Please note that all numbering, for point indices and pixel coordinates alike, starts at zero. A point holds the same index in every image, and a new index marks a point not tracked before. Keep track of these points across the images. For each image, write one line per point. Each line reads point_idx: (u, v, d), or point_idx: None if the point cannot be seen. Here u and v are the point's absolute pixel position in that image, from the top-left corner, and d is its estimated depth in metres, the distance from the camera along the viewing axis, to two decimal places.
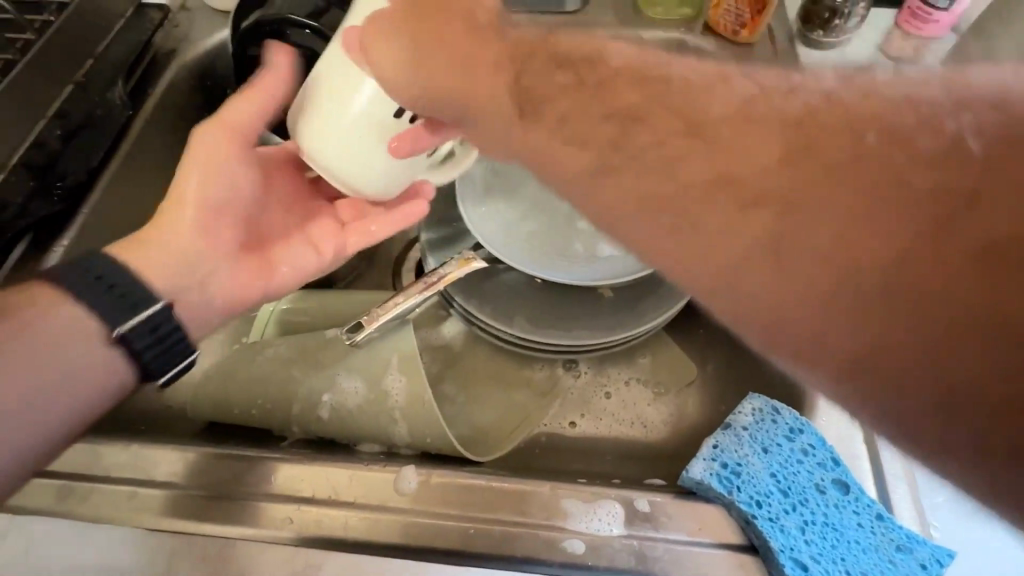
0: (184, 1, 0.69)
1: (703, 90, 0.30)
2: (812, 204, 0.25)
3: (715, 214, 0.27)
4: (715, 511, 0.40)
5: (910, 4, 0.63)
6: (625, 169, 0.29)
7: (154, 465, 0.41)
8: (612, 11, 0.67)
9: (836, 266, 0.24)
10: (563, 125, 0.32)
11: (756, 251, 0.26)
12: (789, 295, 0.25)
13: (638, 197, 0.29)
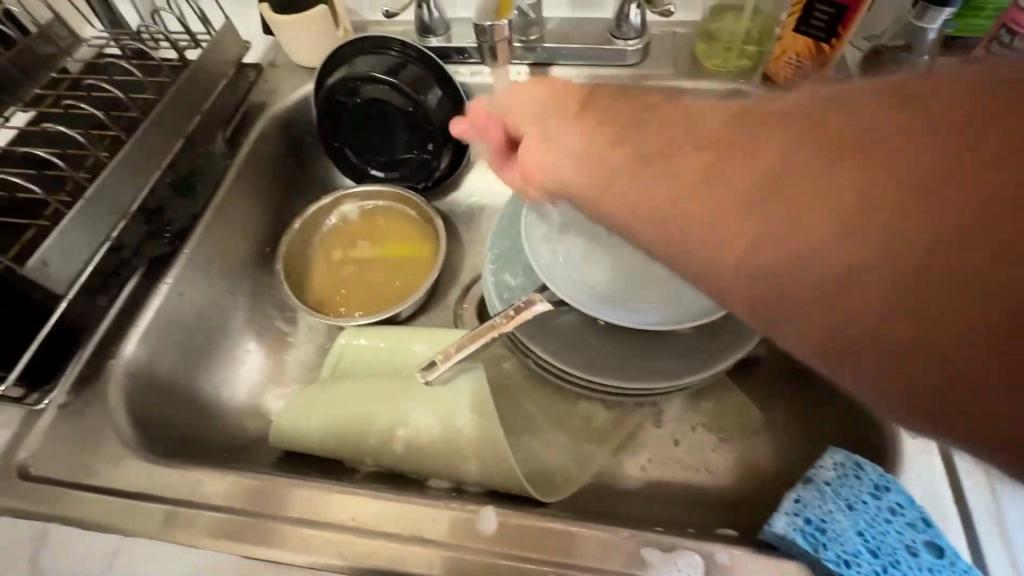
0: (273, 61, 0.76)
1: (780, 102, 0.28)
2: (820, 171, 0.24)
3: (727, 180, 0.27)
4: (798, 567, 0.38)
5: (976, 53, 0.57)
6: (661, 139, 0.31)
7: (250, 494, 0.44)
8: (671, 61, 0.69)
9: (843, 247, 0.23)
10: (603, 114, 0.36)
11: (759, 209, 0.26)
12: (790, 248, 0.24)
13: (650, 171, 0.31)
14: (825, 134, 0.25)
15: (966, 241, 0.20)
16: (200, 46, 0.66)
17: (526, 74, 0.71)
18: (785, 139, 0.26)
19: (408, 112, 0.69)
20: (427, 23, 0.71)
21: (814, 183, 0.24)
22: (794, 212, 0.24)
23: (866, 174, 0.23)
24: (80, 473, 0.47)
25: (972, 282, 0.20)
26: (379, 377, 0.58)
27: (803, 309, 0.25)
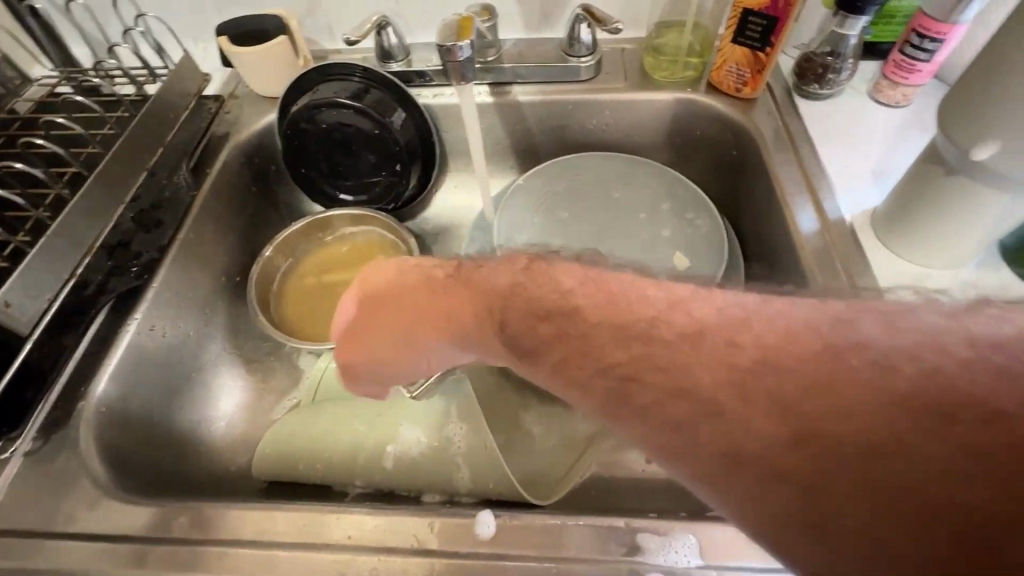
0: (234, 92, 0.77)
1: (729, 317, 0.31)
2: (811, 405, 0.26)
3: (740, 411, 0.28)
4: None
5: (893, 56, 0.63)
6: (648, 379, 0.30)
7: (240, 524, 0.43)
8: (623, 75, 0.74)
9: (849, 467, 0.25)
10: (567, 371, 0.33)
11: (775, 451, 0.26)
12: (805, 482, 0.26)
13: (657, 405, 0.30)
14: (802, 374, 0.27)
15: (896, 446, 0.24)
16: (160, 79, 0.66)
17: (486, 94, 0.74)
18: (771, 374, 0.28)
19: (373, 133, 0.70)
20: (387, 49, 0.73)
21: (758, 393, 0.28)
22: (759, 425, 0.27)
23: (768, 409, 0.27)
24: (48, 523, 0.45)
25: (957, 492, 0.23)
26: (363, 397, 0.58)
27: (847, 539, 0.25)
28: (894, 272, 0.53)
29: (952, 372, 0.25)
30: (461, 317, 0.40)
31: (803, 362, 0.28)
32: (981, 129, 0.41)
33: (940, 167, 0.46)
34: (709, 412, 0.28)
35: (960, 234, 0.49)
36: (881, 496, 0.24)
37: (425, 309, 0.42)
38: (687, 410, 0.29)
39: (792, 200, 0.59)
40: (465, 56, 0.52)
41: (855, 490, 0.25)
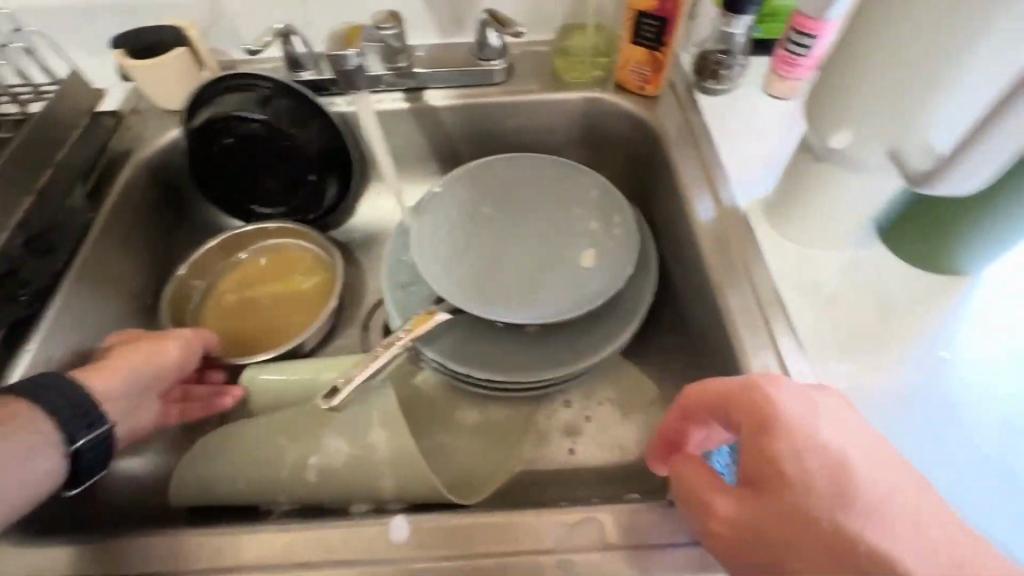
0: (135, 106, 0.73)
1: (813, 457, 0.35)
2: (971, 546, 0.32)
3: (790, 540, 0.34)
4: None
5: (778, 52, 0.67)
6: (750, 497, 0.36)
7: (148, 556, 0.42)
8: (535, 77, 0.75)
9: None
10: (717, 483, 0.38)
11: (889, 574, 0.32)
12: None
13: (750, 524, 0.36)
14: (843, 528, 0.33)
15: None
16: (44, 97, 0.63)
17: (400, 100, 0.74)
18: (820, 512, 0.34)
19: (283, 145, 0.69)
20: (295, 57, 0.72)
21: (868, 529, 0.32)
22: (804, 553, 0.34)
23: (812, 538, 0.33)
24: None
25: None
26: (284, 413, 0.57)
27: None
28: (782, 255, 0.57)
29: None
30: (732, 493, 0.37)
31: (844, 509, 0.33)
32: (837, 119, 0.45)
33: (811, 156, 0.50)
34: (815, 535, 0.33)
35: (834, 216, 0.53)
36: None
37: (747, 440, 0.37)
38: (750, 529, 0.36)
39: (694, 192, 0.62)
40: (353, 64, 0.50)
41: None
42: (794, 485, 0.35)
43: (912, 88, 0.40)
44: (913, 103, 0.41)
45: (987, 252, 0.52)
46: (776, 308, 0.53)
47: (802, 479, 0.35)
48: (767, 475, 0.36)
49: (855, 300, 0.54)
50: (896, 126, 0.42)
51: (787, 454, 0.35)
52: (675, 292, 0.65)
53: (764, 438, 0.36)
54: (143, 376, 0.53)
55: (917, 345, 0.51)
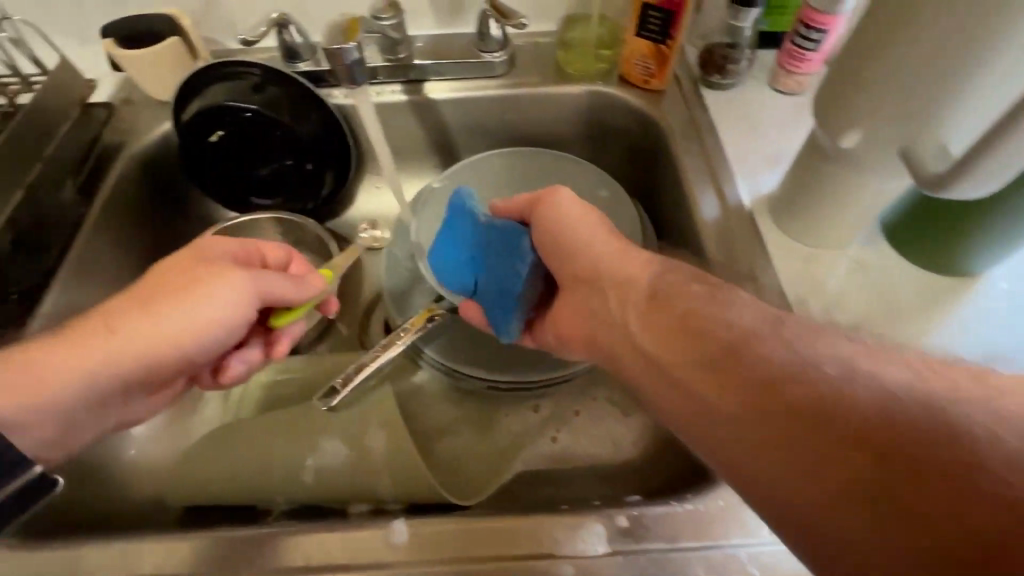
0: (127, 96, 0.72)
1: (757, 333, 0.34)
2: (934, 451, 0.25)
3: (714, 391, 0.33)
4: (688, 511, 0.42)
5: (785, 47, 0.66)
6: (693, 337, 0.36)
7: (139, 559, 0.42)
8: (537, 69, 0.74)
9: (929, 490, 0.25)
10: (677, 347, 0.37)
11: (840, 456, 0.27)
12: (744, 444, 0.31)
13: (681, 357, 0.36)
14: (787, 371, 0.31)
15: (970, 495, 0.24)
16: (34, 89, 0.61)
17: (400, 92, 0.72)
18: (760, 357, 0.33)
19: (279, 135, 0.68)
20: (292, 48, 0.70)
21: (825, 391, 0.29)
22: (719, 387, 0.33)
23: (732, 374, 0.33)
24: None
25: (876, 514, 0.26)
26: (280, 411, 0.57)
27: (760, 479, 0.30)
28: (787, 253, 0.56)
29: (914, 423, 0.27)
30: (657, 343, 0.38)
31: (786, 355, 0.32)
32: (847, 117, 0.44)
33: (819, 154, 0.49)
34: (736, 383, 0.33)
35: (839, 215, 0.52)
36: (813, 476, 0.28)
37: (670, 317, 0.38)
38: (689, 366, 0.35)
39: (698, 189, 0.61)
40: (354, 57, 0.49)
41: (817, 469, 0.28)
42: (715, 336, 0.35)
43: (924, 86, 0.39)
44: (924, 102, 0.40)
45: (994, 252, 0.51)
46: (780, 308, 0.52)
47: (762, 365, 0.32)
48: (697, 333, 0.36)
49: (859, 301, 0.53)
50: (905, 124, 0.41)
51: (724, 321, 0.36)
52: None
53: (701, 314, 0.37)
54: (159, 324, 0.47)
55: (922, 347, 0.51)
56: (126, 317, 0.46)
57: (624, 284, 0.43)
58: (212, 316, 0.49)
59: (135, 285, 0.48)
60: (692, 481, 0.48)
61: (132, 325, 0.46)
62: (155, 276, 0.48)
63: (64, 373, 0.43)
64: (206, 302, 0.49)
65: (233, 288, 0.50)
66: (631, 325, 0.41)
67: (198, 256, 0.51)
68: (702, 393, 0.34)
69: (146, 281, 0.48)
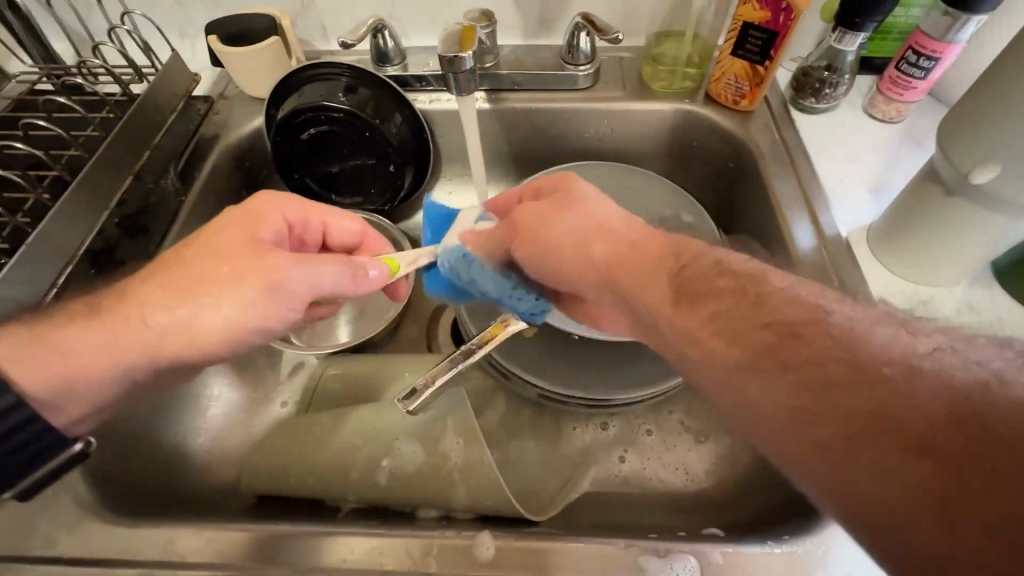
0: (223, 91, 0.75)
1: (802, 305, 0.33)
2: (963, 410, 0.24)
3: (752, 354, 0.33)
4: (785, 553, 0.41)
5: (889, 73, 0.64)
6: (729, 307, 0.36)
7: (229, 547, 0.43)
8: (622, 84, 0.73)
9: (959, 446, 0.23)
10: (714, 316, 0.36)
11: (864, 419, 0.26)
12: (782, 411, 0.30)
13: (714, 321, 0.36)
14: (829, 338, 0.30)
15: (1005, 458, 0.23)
16: (147, 81, 0.64)
17: (483, 100, 0.73)
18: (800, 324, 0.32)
19: (366, 136, 0.69)
20: (383, 51, 0.72)
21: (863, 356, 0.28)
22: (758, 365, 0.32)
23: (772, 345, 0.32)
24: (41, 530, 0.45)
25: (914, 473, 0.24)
26: (356, 407, 0.57)
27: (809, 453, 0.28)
28: (889, 288, 0.53)
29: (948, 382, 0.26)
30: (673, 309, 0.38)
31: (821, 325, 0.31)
32: (978, 153, 0.42)
33: (937, 188, 0.47)
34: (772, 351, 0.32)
35: (952, 253, 0.50)
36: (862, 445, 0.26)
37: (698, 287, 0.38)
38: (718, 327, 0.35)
39: (790, 215, 0.59)
40: (468, 65, 0.51)
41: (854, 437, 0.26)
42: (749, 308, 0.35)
43: None
44: None
45: None
46: None
47: (820, 339, 0.30)
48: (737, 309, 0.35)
49: None
50: None
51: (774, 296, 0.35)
52: None
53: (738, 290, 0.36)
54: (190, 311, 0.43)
55: None
56: (160, 307, 0.42)
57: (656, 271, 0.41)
58: (239, 309, 0.44)
59: (169, 263, 0.45)
60: (782, 521, 0.46)
61: (168, 315, 0.42)
62: (189, 261, 0.44)
63: (92, 353, 0.41)
64: (247, 296, 0.44)
65: (270, 285, 0.44)
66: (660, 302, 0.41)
67: (242, 241, 0.46)
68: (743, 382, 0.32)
69: (182, 261, 0.44)
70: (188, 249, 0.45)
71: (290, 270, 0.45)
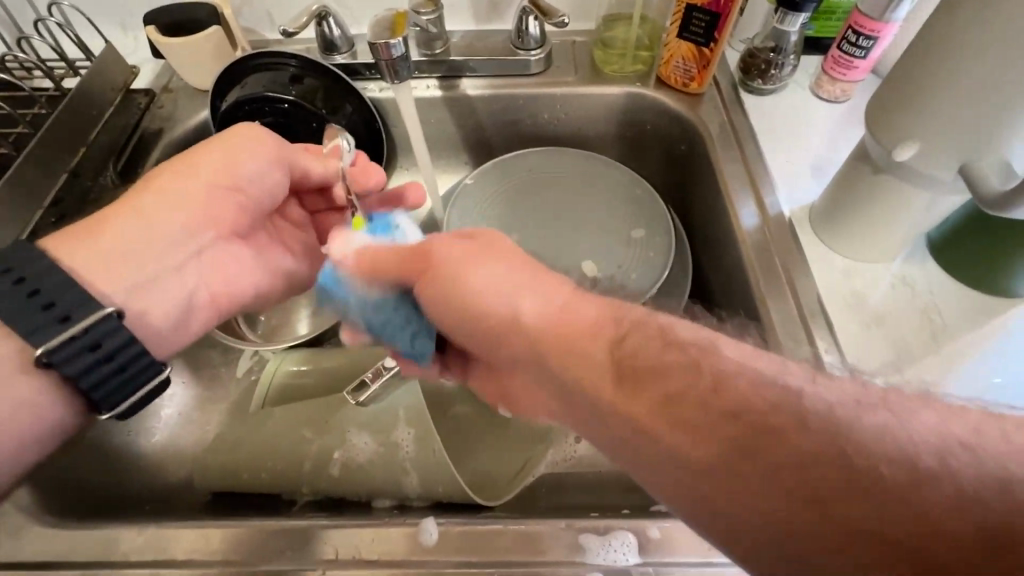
0: (166, 84, 0.72)
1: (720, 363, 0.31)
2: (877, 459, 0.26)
3: (671, 396, 0.31)
4: None
5: (832, 53, 0.64)
6: (634, 361, 0.33)
7: (171, 544, 0.43)
8: (575, 69, 0.73)
9: (892, 507, 0.25)
10: (637, 367, 0.33)
11: (809, 464, 0.26)
12: (676, 454, 0.30)
13: (642, 381, 0.32)
14: (713, 388, 0.30)
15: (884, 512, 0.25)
16: (80, 75, 0.63)
17: (434, 87, 0.72)
18: (726, 369, 0.31)
19: (313, 126, 0.68)
20: (329, 40, 0.70)
21: (776, 418, 0.28)
22: (670, 413, 0.31)
23: (700, 397, 0.30)
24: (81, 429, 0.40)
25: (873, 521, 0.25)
26: (308, 401, 0.57)
27: (725, 481, 0.28)
28: (831, 268, 0.54)
29: (891, 426, 0.26)
30: (583, 354, 0.35)
31: (730, 382, 0.30)
32: (900, 129, 0.43)
33: (869, 166, 0.48)
34: (685, 397, 0.31)
35: (888, 231, 0.51)
36: (784, 477, 0.27)
37: (591, 328, 0.35)
38: (648, 379, 0.32)
39: (735, 196, 0.60)
40: (398, 52, 0.50)
41: (789, 476, 0.27)
42: (644, 357, 0.33)
43: (992, 100, 0.38)
44: (991, 122, 0.39)
45: None
46: (820, 322, 0.51)
47: (756, 407, 0.29)
48: (652, 362, 0.33)
49: (902, 317, 0.51)
50: (970, 138, 0.40)
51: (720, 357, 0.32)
52: (709, 301, 0.64)
53: (661, 345, 0.34)
54: (181, 208, 0.47)
55: (966, 368, 0.49)
56: (133, 215, 0.44)
57: (596, 338, 0.35)
58: (218, 175, 0.48)
59: (173, 171, 0.47)
60: None
61: (164, 208, 0.46)
62: (204, 210, 0.48)
63: (111, 243, 0.42)
64: (208, 152, 0.48)
65: (229, 185, 0.49)
66: (582, 326, 0.36)
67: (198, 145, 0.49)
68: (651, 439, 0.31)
69: (201, 180, 0.47)
70: (213, 191, 0.48)
71: (242, 168, 0.49)
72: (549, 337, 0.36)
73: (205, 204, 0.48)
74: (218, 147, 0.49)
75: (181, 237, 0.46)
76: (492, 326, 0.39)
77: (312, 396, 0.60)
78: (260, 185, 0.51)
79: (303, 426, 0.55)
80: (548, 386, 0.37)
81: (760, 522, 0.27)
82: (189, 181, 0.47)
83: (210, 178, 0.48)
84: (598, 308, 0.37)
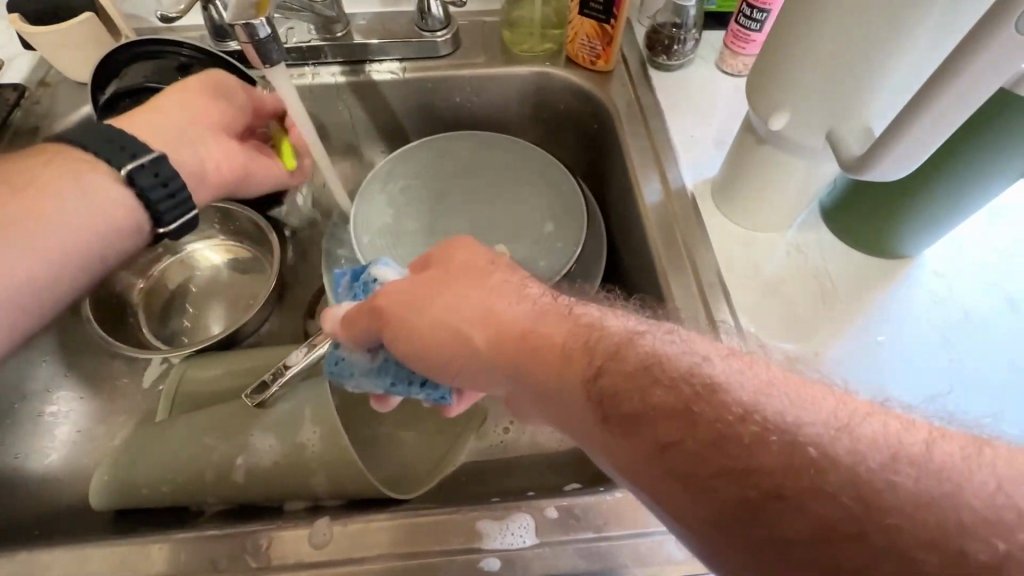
0: (42, 78, 0.67)
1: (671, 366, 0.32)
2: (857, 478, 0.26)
3: (656, 403, 0.31)
4: (618, 501, 0.42)
5: (731, 27, 0.65)
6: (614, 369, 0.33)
7: (49, 567, 0.41)
8: (484, 50, 0.71)
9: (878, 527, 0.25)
10: (622, 372, 0.33)
11: (798, 478, 0.27)
12: (667, 463, 0.30)
13: (632, 384, 0.32)
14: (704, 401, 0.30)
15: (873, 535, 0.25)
16: None
17: (338, 74, 0.69)
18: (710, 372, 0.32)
19: None
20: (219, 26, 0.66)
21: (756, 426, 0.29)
22: (665, 419, 0.31)
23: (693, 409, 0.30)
24: None
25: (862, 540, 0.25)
26: (212, 407, 0.55)
27: (712, 490, 0.29)
28: (730, 239, 0.55)
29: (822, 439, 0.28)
30: (561, 367, 0.35)
31: (705, 389, 0.31)
32: (771, 101, 0.43)
33: (753, 137, 0.49)
34: (678, 404, 0.31)
35: (778, 200, 0.52)
36: (774, 490, 0.27)
37: (567, 339, 0.35)
38: (635, 382, 0.33)
39: (641, 173, 0.61)
40: (264, 35, 0.51)
41: (776, 487, 0.27)
42: (624, 362, 0.33)
43: (844, 72, 0.39)
44: (848, 89, 0.40)
45: (929, 237, 0.51)
46: (717, 293, 0.52)
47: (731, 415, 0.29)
48: (638, 368, 0.33)
49: (796, 283, 0.53)
50: (832, 107, 0.41)
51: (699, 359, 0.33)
52: (623, 280, 0.65)
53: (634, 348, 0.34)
54: (189, 112, 0.55)
55: (853, 329, 0.51)
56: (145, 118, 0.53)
57: (576, 348, 0.35)
58: (205, 94, 0.56)
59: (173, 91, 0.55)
60: None
61: (173, 110, 0.54)
62: (199, 115, 0.55)
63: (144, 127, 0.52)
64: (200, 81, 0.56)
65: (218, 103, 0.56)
66: (572, 337, 0.35)
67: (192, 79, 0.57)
68: (640, 442, 0.31)
69: (195, 93, 0.55)
70: (203, 106, 0.56)
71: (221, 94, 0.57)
72: (521, 353, 0.36)
73: (207, 112, 0.56)
74: (204, 83, 0.56)
75: (187, 131, 0.54)
76: (477, 347, 0.37)
77: (219, 400, 0.57)
78: (236, 103, 0.58)
79: (204, 435, 0.52)
80: (533, 390, 0.36)
81: (748, 530, 0.28)
82: (192, 93, 0.55)
83: (199, 100, 0.56)
84: (567, 331, 0.36)
